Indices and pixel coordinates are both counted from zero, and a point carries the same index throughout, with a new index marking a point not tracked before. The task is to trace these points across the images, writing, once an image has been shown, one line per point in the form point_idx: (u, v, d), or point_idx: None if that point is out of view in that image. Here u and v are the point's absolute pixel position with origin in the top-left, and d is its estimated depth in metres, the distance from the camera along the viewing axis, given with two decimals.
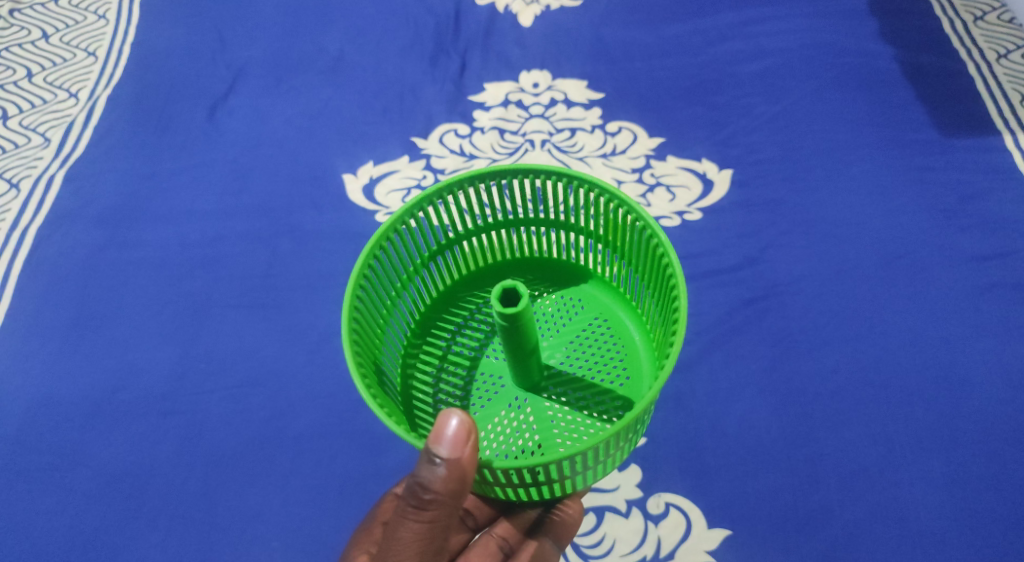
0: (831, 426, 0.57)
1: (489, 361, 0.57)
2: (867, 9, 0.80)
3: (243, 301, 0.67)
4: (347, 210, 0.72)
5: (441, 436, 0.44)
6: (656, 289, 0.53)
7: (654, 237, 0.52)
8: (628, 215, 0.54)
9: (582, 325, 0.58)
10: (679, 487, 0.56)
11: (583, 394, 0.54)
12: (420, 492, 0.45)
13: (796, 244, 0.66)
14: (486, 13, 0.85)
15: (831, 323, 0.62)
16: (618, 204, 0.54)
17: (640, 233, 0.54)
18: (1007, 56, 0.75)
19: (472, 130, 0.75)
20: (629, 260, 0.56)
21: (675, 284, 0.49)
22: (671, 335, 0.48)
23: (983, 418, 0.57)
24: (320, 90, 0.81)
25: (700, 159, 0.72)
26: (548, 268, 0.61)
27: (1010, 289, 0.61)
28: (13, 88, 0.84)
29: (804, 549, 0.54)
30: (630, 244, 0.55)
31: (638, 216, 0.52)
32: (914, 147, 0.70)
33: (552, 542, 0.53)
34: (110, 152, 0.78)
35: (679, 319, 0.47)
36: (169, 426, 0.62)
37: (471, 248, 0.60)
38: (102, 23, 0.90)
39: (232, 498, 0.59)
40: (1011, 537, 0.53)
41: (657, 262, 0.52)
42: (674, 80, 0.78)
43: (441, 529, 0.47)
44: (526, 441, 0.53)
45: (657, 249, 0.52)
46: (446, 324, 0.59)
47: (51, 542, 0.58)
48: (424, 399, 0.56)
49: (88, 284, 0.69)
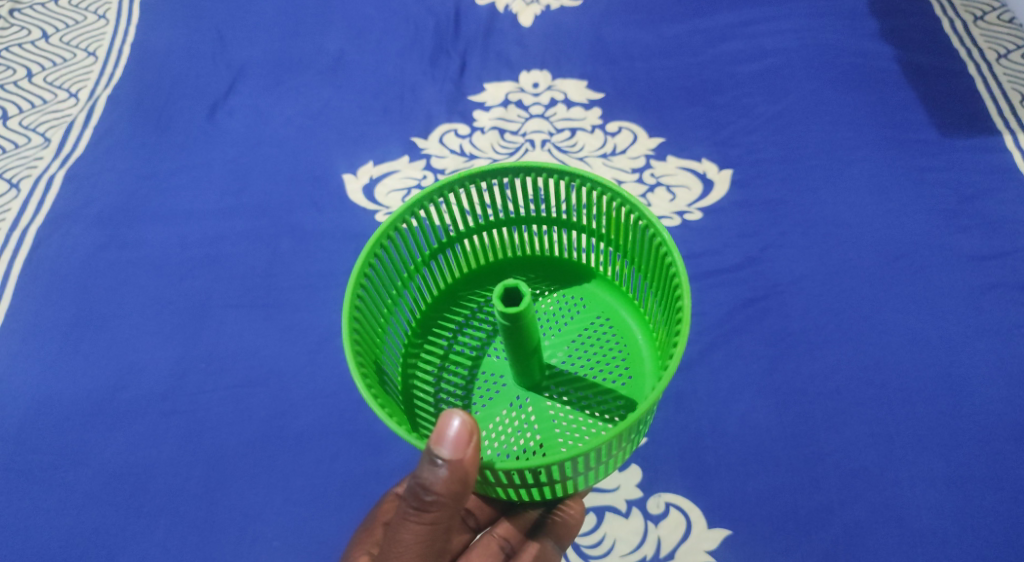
0: (831, 426, 0.57)
1: (491, 360, 0.57)
2: (867, 10, 0.80)
3: (243, 301, 0.67)
4: (348, 210, 0.72)
5: (443, 437, 0.44)
6: (659, 288, 0.53)
7: (657, 236, 0.52)
8: (631, 214, 0.54)
9: (583, 324, 0.58)
10: (679, 487, 0.56)
11: (585, 393, 0.54)
12: (422, 494, 0.45)
13: (795, 244, 0.66)
14: (486, 13, 0.85)
15: (831, 323, 0.62)
16: (621, 202, 0.54)
17: (643, 232, 0.54)
18: (1007, 56, 0.74)
19: (472, 130, 0.75)
20: (631, 259, 0.56)
21: (679, 283, 0.49)
22: (674, 334, 0.48)
23: (984, 418, 0.57)
24: (320, 90, 0.81)
25: (700, 159, 0.72)
26: (550, 266, 0.61)
27: (1011, 289, 0.61)
28: (13, 88, 0.84)
29: (805, 549, 0.54)
30: (632, 243, 0.55)
31: (642, 215, 0.52)
32: (914, 147, 0.70)
33: (554, 542, 0.54)
34: (110, 152, 0.78)
35: (682, 318, 0.47)
36: (169, 426, 0.62)
37: (472, 247, 0.60)
38: (102, 23, 0.90)
39: (233, 498, 0.59)
40: (1012, 537, 0.53)
41: (661, 261, 0.52)
42: (674, 80, 0.78)
43: (442, 530, 0.47)
44: (528, 441, 0.53)
45: (660, 248, 0.52)
46: (447, 323, 0.59)
47: (51, 542, 0.58)
48: (425, 398, 0.56)
49: (88, 284, 0.69)
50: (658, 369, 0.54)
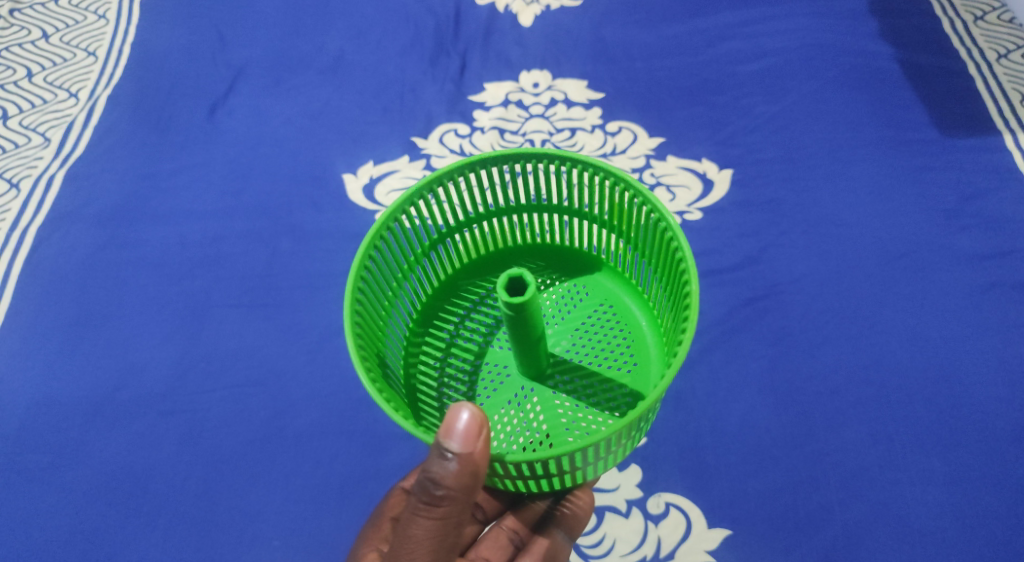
0: (831, 426, 0.57)
1: (495, 351, 0.57)
2: (867, 9, 0.80)
3: (243, 301, 0.67)
4: (348, 210, 0.72)
5: (452, 431, 0.44)
6: (664, 275, 0.53)
7: (663, 222, 0.52)
8: (635, 199, 0.54)
9: (586, 312, 0.58)
10: (679, 487, 0.56)
11: (589, 382, 0.55)
12: (431, 488, 0.45)
13: (794, 244, 0.66)
14: (485, 12, 0.84)
15: (831, 323, 0.61)
16: (624, 188, 0.54)
17: (647, 218, 0.54)
18: (1007, 56, 0.74)
19: (472, 130, 0.75)
20: (635, 245, 0.56)
21: (687, 269, 0.49)
22: (683, 322, 0.48)
23: (984, 418, 0.57)
24: (320, 90, 0.81)
25: (699, 159, 0.72)
26: (552, 255, 0.61)
27: (1011, 289, 0.61)
28: (13, 88, 0.84)
29: (805, 549, 0.54)
30: (637, 229, 0.55)
31: (646, 201, 0.52)
32: (912, 147, 0.70)
33: (564, 534, 0.54)
34: (109, 152, 0.78)
35: (690, 305, 0.47)
36: (168, 426, 0.62)
37: (471, 237, 0.60)
38: (102, 23, 0.90)
39: (233, 498, 0.59)
40: (1011, 537, 0.53)
41: (666, 246, 0.52)
42: (675, 80, 0.77)
43: (453, 526, 0.46)
44: (533, 432, 0.53)
45: (666, 234, 0.52)
46: (450, 313, 0.59)
47: (49, 542, 0.58)
48: (429, 390, 0.56)
49: (87, 284, 0.69)
50: (663, 355, 0.55)
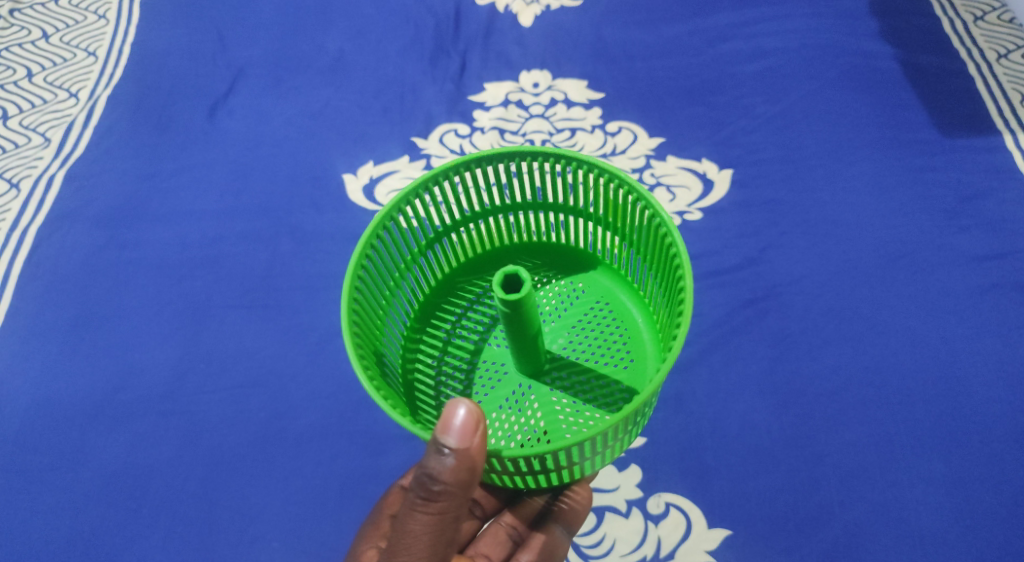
0: (832, 427, 0.57)
1: (492, 348, 0.57)
2: (867, 9, 0.80)
3: (243, 302, 0.67)
4: (348, 210, 0.72)
5: (448, 427, 0.44)
6: (659, 270, 0.54)
7: (657, 217, 0.52)
8: (629, 195, 0.54)
9: (583, 309, 0.58)
10: (679, 487, 0.57)
11: (586, 378, 0.55)
12: (429, 483, 0.45)
13: (794, 244, 0.66)
14: (485, 13, 0.84)
15: (831, 324, 0.62)
16: (618, 184, 0.54)
17: (641, 213, 0.54)
18: (1007, 56, 0.74)
19: (472, 130, 0.75)
20: (629, 240, 0.56)
21: (680, 264, 0.49)
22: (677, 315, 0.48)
23: (984, 419, 0.57)
24: (321, 90, 0.81)
25: (699, 159, 0.72)
26: (549, 253, 0.61)
27: (1011, 289, 0.61)
28: (13, 88, 0.84)
29: (805, 549, 0.54)
30: (631, 225, 0.55)
31: (640, 196, 0.53)
32: (912, 147, 0.70)
33: (563, 529, 0.54)
34: (109, 152, 0.78)
35: (684, 300, 0.47)
36: (169, 426, 0.62)
37: (468, 236, 0.60)
38: (102, 23, 0.90)
39: (233, 498, 0.59)
40: (1011, 537, 0.53)
41: (661, 242, 0.52)
42: (675, 80, 0.77)
43: (450, 521, 0.46)
44: (532, 429, 0.53)
45: (660, 229, 0.52)
46: (448, 311, 0.59)
47: (49, 543, 0.58)
48: (427, 387, 0.56)
49: (88, 284, 0.69)
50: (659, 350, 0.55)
